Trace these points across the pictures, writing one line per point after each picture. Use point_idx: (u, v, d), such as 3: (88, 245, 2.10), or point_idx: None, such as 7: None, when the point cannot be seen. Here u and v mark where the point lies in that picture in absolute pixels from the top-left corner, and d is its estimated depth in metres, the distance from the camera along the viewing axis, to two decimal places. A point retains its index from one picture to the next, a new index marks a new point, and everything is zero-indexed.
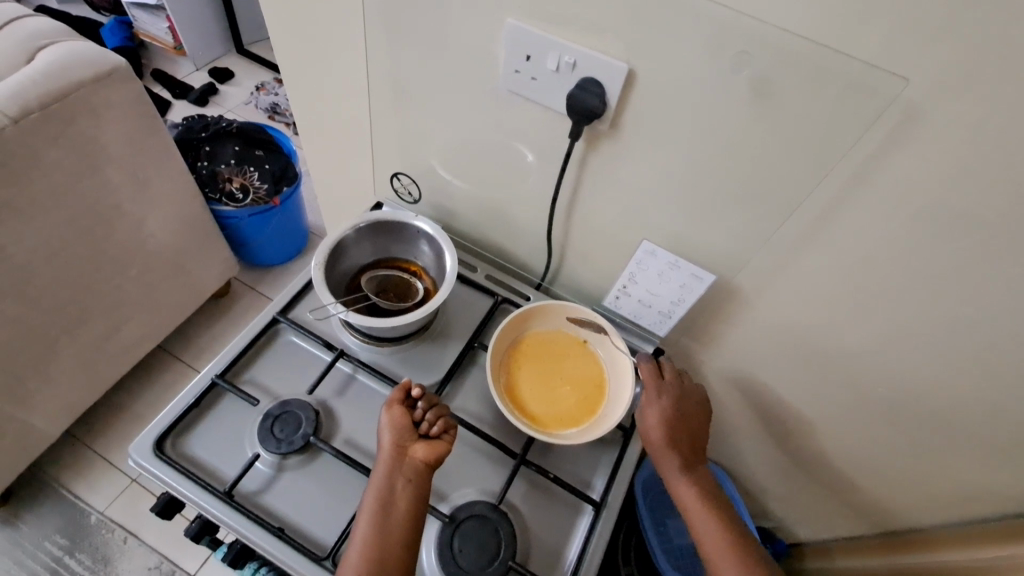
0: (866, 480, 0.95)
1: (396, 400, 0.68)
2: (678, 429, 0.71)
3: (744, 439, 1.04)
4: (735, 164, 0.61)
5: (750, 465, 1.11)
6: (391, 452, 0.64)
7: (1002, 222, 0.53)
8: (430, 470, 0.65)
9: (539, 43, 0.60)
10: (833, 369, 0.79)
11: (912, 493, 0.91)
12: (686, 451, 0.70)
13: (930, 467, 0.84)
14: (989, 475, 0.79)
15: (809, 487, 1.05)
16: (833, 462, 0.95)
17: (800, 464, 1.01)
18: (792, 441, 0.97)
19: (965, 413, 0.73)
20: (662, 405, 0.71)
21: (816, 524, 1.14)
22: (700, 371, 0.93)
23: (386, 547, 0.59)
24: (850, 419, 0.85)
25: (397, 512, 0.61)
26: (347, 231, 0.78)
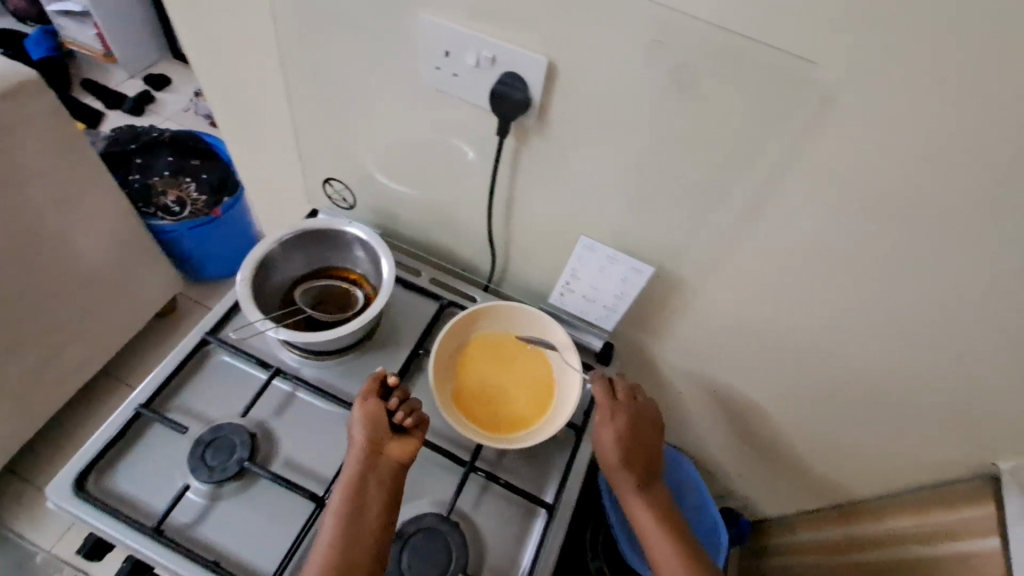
0: (821, 457, 0.96)
1: (371, 394, 0.68)
2: (635, 450, 0.70)
3: (703, 425, 1.05)
4: (663, 155, 0.60)
5: (710, 450, 1.12)
6: (363, 449, 0.63)
7: (919, 201, 0.54)
8: (402, 466, 0.64)
9: (457, 37, 0.58)
10: (779, 352, 0.79)
11: (862, 465, 0.93)
12: (641, 471, 0.70)
13: (876, 440, 0.87)
14: (929, 443, 0.82)
15: (769, 467, 1.07)
16: (787, 441, 0.97)
17: (758, 446, 1.03)
18: (749, 424, 0.98)
19: (905, 386, 0.75)
20: (617, 425, 0.70)
21: (777, 501, 1.16)
22: (653, 362, 0.93)
23: (356, 548, 0.58)
24: (800, 399, 0.86)
25: (368, 511, 0.61)
26: (274, 243, 0.75)
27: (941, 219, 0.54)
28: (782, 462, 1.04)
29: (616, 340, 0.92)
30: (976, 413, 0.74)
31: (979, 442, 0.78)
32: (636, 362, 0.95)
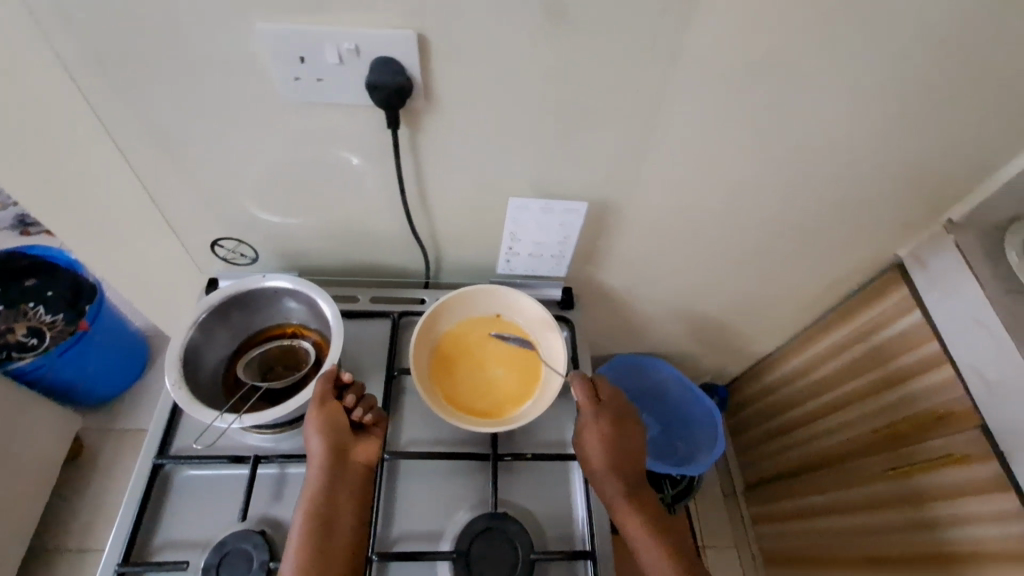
0: (769, 307, 1.08)
1: (326, 394, 0.64)
2: (622, 455, 0.67)
3: (667, 326, 1.12)
4: (560, 93, 0.59)
5: (678, 343, 1.20)
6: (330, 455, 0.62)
7: (787, 57, 0.59)
8: (367, 466, 0.65)
9: (308, 38, 0.53)
10: (715, 234, 0.85)
11: (801, 299, 1.05)
12: (631, 477, 0.67)
13: (805, 274, 0.98)
14: (845, 258, 0.94)
15: (731, 334, 1.17)
16: (738, 307, 1.06)
17: (716, 321, 1.12)
18: (704, 306, 1.07)
19: (819, 219, 0.84)
20: (601, 428, 0.68)
21: (742, 360, 1.29)
22: (607, 289, 0.97)
23: (334, 555, 0.58)
24: (741, 268, 0.94)
25: (341, 516, 0.61)
26: (191, 330, 0.66)
27: (809, 65, 0.60)
28: (740, 326, 1.14)
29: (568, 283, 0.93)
30: (874, 219, 0.85)
31: (882, 241, 0.91)
32: (591, 295, 0.97)
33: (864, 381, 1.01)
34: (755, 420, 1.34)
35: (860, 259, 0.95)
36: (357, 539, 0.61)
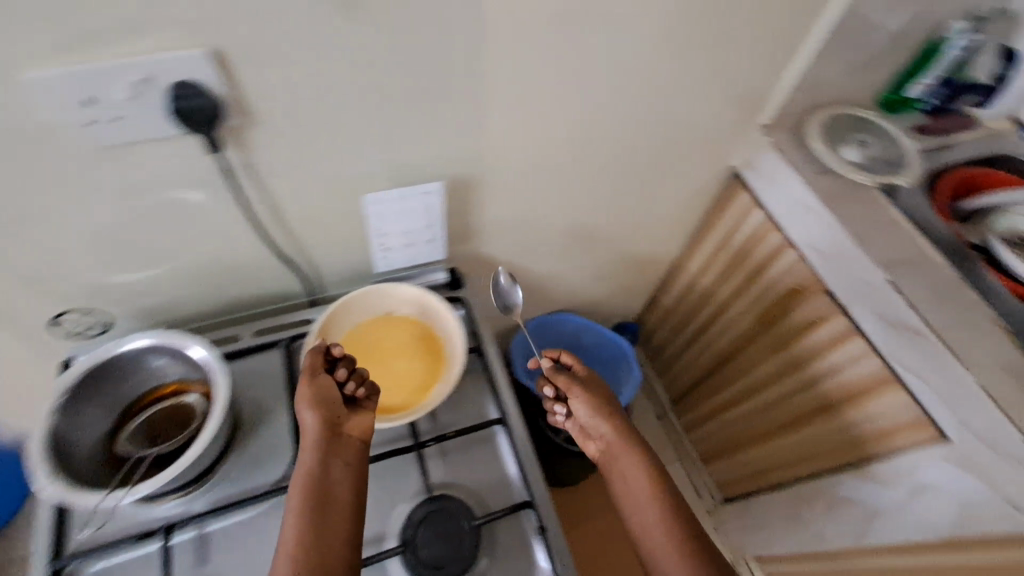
0: (644, 238, 1.17)
1: (318, 369, 0.66)
2: (610, 417, 0.77)
3: (562, 278, 1.18)
4: (378, 81, 0.60)
5: (579, 293, 1.27)
6: (325, 428, 0.62)
7: (579, 7, 0.64)
8: (361, 442, 0.64)
9: (86, 77, 0.49)
10: (574, 182, 0.91)
11: (669, 223, 1.16)
12: (629, 439, 0.75)
13: (665, 200, 1.08)
14: (692, 177, 1.05)
15: (620, 270, 1.26)
16: (619, 244, 1.15)
17: (604, 263, 1.20)
18: (589, 252, 1.14)
19: (658, 148, 0.93)
20: (585, 396, 0.78)
21: (641, 292, 1.40)
22: (497, 260, 1.00)
23: (329, 529, 0.57)
24: (609, 208, 1.01)
25: (334, 491, 0.59)
26: (48, 418, 0.60)
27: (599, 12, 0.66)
28: (625, 261, 1.23)
29: (455, 263, 0.96)
30: (703, 137, 0.96)
31: (716, 153, 1.02)
32: (483, 269, 1.00)
33: (736, 281, 1.15)
34: (665, 344, 1.48)
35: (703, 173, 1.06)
36: (355, 511, 0.60)
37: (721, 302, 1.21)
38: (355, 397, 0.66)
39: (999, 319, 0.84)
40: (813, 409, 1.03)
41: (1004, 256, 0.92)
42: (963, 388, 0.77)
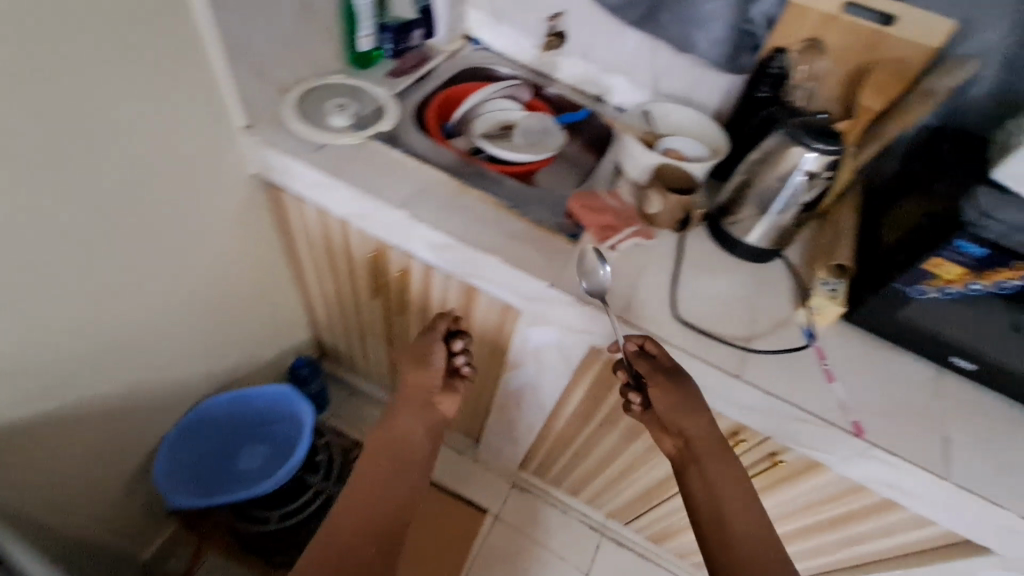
0: (225, 262, 1.15)
1: (438, 337, 0.99)
2: (679, 420, 0.84)
3: (162, 343, 1.09)
4: None
5: (199, 358, 1.21)
6: (411, 404, 0.97)
7: None
8: (439, 412, 1.01)
9: None
10: (47, 272, 0.82)
11: (237, 249, 1.16)
12: (709, 444, 0.85)
13: (205, 235, 1.07)
14: (212, 204, 1.05)
15: (231, 302, 1.23)
16: (192, 297, 1.11)
17: (201, 305, 1.15)
18: (165, 305, 1.07)
19: (130, 205, 0.89)
20: (670, 401, 0.83)
21: (278, 312, 1.39)
22: (22, 402, 0.86)
23: (375, 495, 0.85)
24: (139, 265, 0.96)
25: (369, 465, 0.88)
26: None
27: None
28: (228, 292, 1.21)
29: None
30: (178, 174, 0.95)
31: (220, 166, 1.02)
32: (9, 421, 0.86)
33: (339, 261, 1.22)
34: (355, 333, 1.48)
35: (226, 182, 1.05)
36: (398, 468, 0.90)
37: (347, 280, 1.25)
38: (456, 371, 1.05)
39: (501, 202, 0.97)
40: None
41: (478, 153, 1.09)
42: (501, 270, 0.90)
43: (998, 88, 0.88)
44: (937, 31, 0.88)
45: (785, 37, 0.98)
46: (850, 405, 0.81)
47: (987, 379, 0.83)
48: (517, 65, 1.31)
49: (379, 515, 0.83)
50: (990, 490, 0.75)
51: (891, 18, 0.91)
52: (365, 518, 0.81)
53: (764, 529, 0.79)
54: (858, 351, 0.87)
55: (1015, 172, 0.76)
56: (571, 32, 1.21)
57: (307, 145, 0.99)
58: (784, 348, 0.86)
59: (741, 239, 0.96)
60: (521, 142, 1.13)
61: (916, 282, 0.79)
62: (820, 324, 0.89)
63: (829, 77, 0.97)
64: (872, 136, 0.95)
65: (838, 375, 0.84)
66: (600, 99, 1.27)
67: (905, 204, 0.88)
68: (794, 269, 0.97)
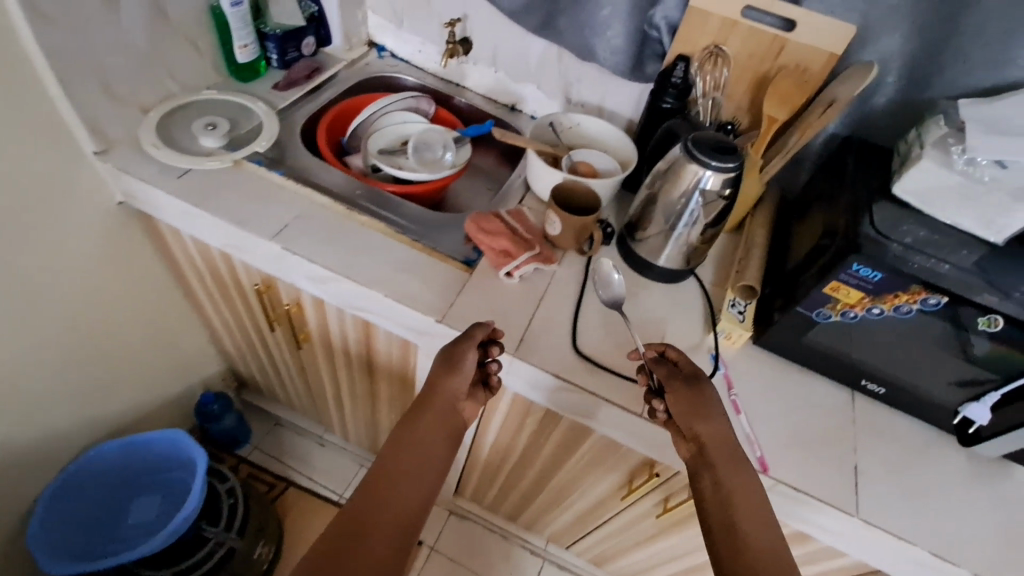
0: (101, 300, 1.03)
1: (468, 344, 0.76)
2: (691, 419, 0.72)
3: (24, 395, 0.97)
4: None
5: (78, 408, 1.09)
6: (428, 422, 0.74)
7: None
8: (462, 420, 0.78)
9: None
10: None
11: (113, 286, 1.05)
12: (726, 450, 0.70)
13: (67, 275, 0.95)
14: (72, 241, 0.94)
15: (115, 343, 1.11)
16: (58, 343, 0.99)
17: (74, 348, 1.03)
18: (24, 356, 0.95)
19: None
20: (678, 397, 0.73)
21: (177, 348, 1.28)
22: None
23: (395, 502, 0.68)
24: None
25: (398, 465, 0.71)
26: None
27: None
28: (109, 334, 1.09)
29: None
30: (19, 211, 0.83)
31: (76, 198, 0.91)
32: None
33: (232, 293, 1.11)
34: (268, 366, 1.37)
35: (88, 214, 0.94)
36: (426, 480, 0.71)
37: (245, 312, 1.14)
38: (486, 381, 0.81)
39: (389, 226, 0.90)
40: (366, 363, 1.06)
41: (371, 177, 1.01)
42: (384, 302, 0.82)
43: (901, 96, 0.85)
44: (835, 38, 0.84)
45: (688, 45, 0.93)
46: (757, 438, 0.76)
47: (897, 402, 0.80)
48: (425, 73, 1.23)
49: (393, 525, 0.66)
50: (898, 525, 0.71)
51: (792, 24, 0.87)
52: (380, 528, 0.65)
53: (777, 549, 0.63)
54: (767, 377, 0.83)
55: (913, 186, 0.72)
56: (475, 38, 1.13)
57: (172, 172, 0.90)
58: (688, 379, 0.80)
59: (650, 261, 0.91)
60: (420, 163, 1.06)
61: (818, 306, 0.74)
62: (728, 348, 0.85)
63: (732, 90, 0.94)
64: (779, 147, 0.91)
65: (744, 404, 0.79)
66: (514, 108, 1.20)
67: (812, 222, 0.84)
68: (705, 290, 0.92)
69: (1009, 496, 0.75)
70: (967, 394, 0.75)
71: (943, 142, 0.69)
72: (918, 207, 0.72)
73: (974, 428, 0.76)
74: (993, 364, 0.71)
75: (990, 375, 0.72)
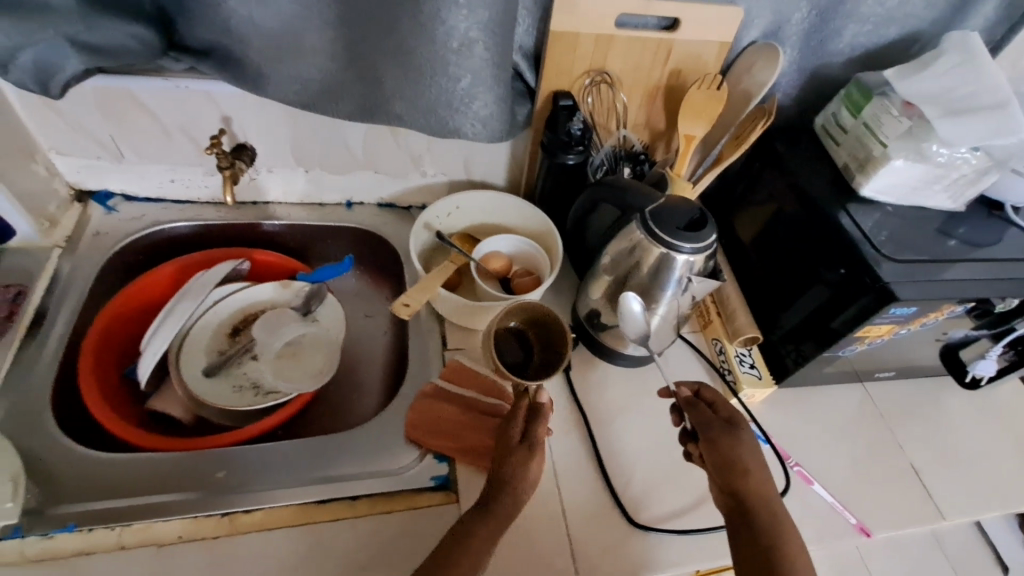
0: None
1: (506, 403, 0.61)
2: (731, 472, 0.59)
3: None
4: None
5: None
6: (507, 494, 0.55)
7: None
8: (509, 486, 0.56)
9: None
10: None
11: None
12: (768, 504, 0.59)
13: None
14: None
15: None
16: None
17: None
18: None
19: None
20: (720, 445, 0.60)
21: None
22: None
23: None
24: None
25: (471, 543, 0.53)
26: None
27: None
28: None
29: None
30: None
31: None
32: None
33: None
34: None
35: None
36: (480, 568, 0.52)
37: None
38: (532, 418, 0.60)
39: (294, 503, 0.60)
40: None
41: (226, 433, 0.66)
42: None
43: (800, 67, 0.75)
44: (726, 26, 0.68)
45: (560, 77, 0.71)
46: (839, 500, 0.70)
47: (903, 373, 0.82)
48: (196, 206, 0.82)
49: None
50: (967, 501, 0.74)
51: (673, 20, 0.70)
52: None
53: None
54: (797, 418, 0.76)
55: (883, 187, 0.66)
56: (255, 141, 0.76)
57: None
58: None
59: (619, 351, 0.75)
60: (284, 368, 0.72)
61: (846, 344, 0.67)
62: (752, 408, 0.75)
63: (624, 108, 0.77)
64: (704, 160, 0.78)
65: (803, 464, 0.72)
66: (350, 202, 0.87)
67: (779, 234, 0.75)
68: (694, 344, 0.80)
69: (1006, 415, 0.83)
70: (974, 354, 0.80)
71: (910, 135, 0.63)
72: (885, 202, 0.68)
73: (971, 375, 0.82)
74: (991, 322, 0.75)
75: (986, 329, 0.76)
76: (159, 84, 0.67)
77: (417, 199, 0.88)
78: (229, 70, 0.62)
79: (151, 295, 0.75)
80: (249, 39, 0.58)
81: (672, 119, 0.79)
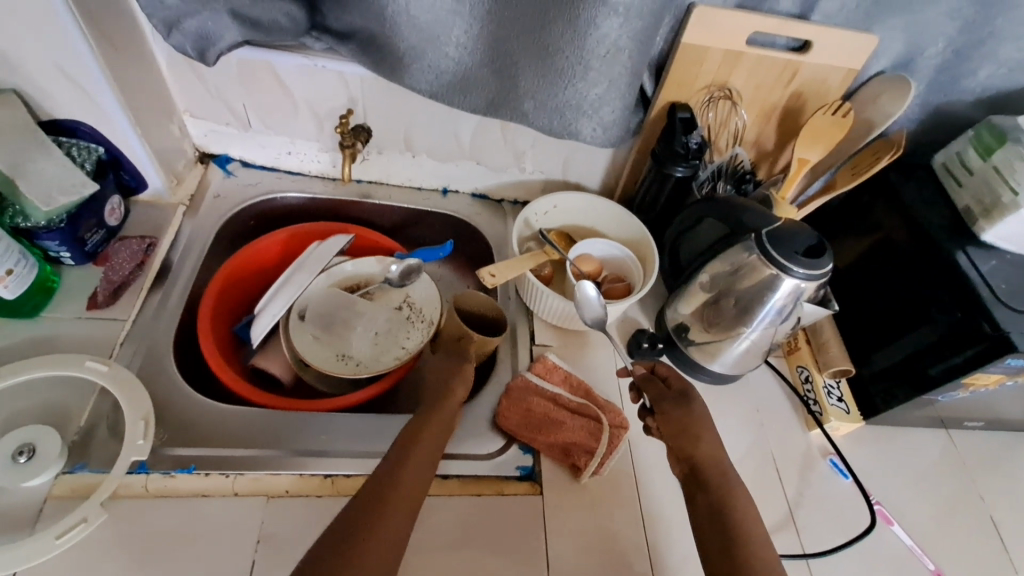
0: None
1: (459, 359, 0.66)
2: (678, 436, 0.61)
3: None
4: None
5: None
6: (434, 423, 0.58)
7: None
8: (441, 430, 0.58)
9: None
10: None
11: None
12: (717, 464, 0.59)
13: None
14: None
15: None
16: None
17: None
18: None
19: None
20: (664, 411, 0.63)
21: None
22: None
23: (395, 522, 0.49)
24: None
25: (408, 470, 0.53)
26: None
27: None
28: None
29: None
30: None
31: None
32: None
33: None
34: None
35: None
36: (422, 487, 0.53)
37: None
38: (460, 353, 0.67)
39: None
40: None
41: (326, 399, 0.70)
42: None
43: (924, 101, 0.73)
44: (859, 54, 0.68)
45: (681, 89, 0.72)
46: (918, 546, 0.69)
47: (990, 427, 0.80)
48: (305, 178, 0.85)
49: (390, 548, 0.47)
50: None
51: (804, 42, 0.69)
52: (372, 558, 0.46)
53: (763, 557, 0.52)
54: (878, 457, 0.75)
55: (1006, 234, 0.65)
56: (372, 122, 0.78)
57: None
58: (849, 540, 0.67)
59: (702, 365, 0.75)
60: (382, 331, 0.76)
61: (948, 390, 0.67)
62: (835, 440, 0.75)
63: (737, 126, 0.77)
64: (810, 186, 0.77)
65: (882, 504, 0.71)
66: (446, 189, 0.89)
67: (880, 267, 0.74)
68: (777, 368, 0.80)
69: None
70: None
71: None
72: (1005, 249, 0.66)
73: None
74: None
75: None
76: (299, 60, 0.70)
77: (510, 194, 0.90)
78: (369, 53, 0.65)
79: (263, 259, 0.79)
80: (398, 27, 0.61)
81: (782, 140, 0.79)
